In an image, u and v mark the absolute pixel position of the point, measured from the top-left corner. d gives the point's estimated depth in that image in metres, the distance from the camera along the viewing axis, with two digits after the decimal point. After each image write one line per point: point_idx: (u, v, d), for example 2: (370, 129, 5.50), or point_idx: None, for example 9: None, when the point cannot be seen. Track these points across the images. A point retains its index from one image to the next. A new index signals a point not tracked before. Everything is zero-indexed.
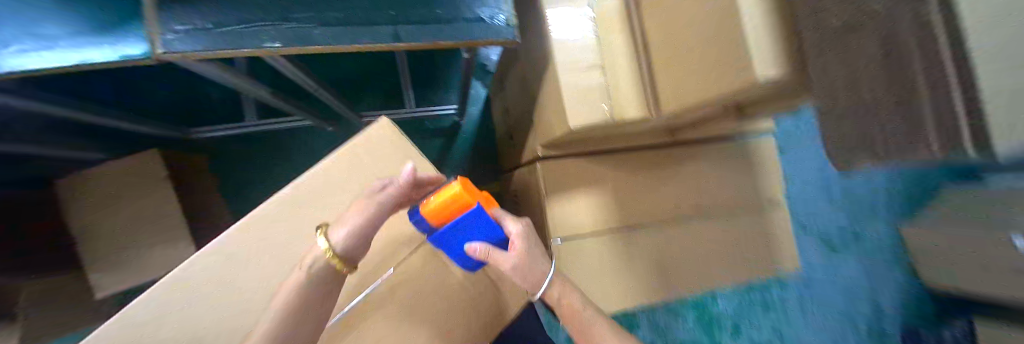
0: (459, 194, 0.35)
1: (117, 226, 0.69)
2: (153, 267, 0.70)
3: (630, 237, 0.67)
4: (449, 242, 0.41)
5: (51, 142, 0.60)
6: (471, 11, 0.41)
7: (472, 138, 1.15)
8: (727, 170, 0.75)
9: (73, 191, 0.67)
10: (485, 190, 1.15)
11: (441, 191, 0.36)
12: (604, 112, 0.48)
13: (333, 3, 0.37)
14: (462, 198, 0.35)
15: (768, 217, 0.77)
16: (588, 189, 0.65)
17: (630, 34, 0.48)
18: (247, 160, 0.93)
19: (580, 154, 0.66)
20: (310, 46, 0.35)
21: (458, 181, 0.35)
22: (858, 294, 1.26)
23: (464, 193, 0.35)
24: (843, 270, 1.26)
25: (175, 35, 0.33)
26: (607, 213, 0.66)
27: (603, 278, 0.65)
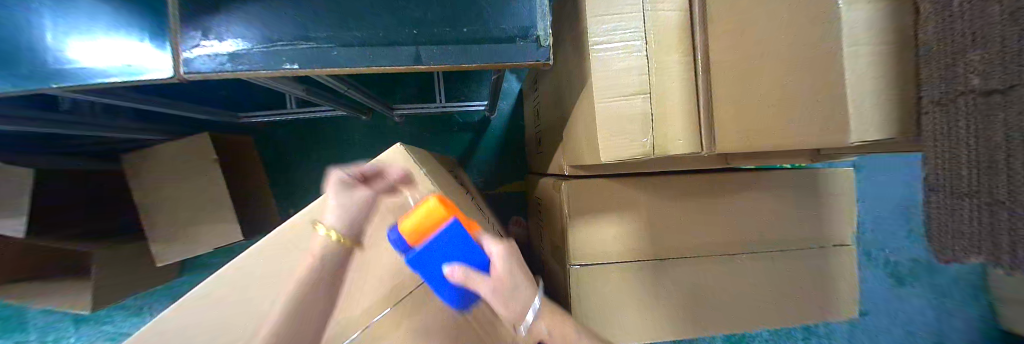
0: (435, 206, 0.27)
1: (173, 202, 0.76)
2: (203, 241, 0.77)
3: (659, 268, 0.61)
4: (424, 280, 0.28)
5: (114, 125, 0.65)
6: (501, 28, 0.36)
7: (501, 134, 1.11)
8: (787, 203, 0.64)
9: (138, 167, 0.75)
10: (511, 188, 1.13)
11: (418, 205, 0.28)
12: (645, 145, 0.42)
13: (352, 19, 0.34)
14: (438, 211, 0.27)
15: (831, 260, 0.66)
16: (618, 214, 0.60)
17: (688, 59, 0.43)
18: (286, 144, 0.98)
19: (612, 176, 0.61)
20: (327, 69, 0.34)
21: (436, 195, 0.28)
22: (917, 328, 1.24)
23: (441, 208, 0.28)
24: (909, 304, 1.23)
25: (202, 55, 0.33)
26: (635, 241, 0.61)
27: (623, 309, 0.61)
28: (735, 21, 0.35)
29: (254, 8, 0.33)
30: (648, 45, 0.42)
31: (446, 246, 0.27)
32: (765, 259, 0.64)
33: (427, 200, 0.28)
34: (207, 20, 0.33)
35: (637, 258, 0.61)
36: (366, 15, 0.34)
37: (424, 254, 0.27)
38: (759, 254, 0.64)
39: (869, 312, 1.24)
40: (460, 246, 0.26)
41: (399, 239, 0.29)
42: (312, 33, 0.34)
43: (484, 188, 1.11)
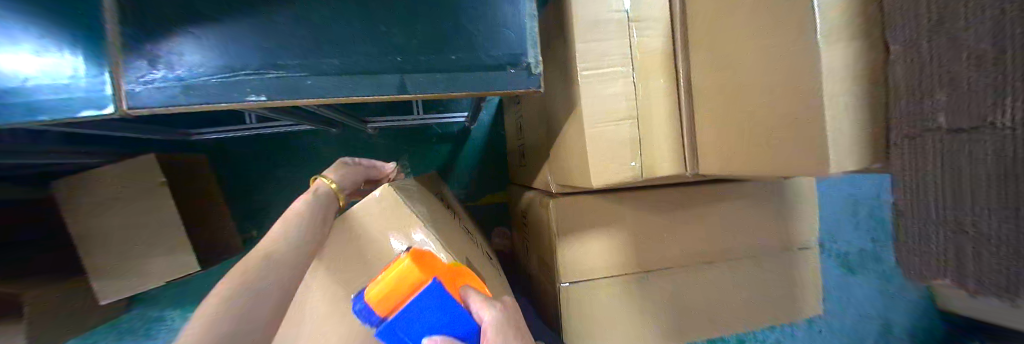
0: (414, 268, 0.25)
1: (118, 232, 0.68)
2: (156, 274, 0.70)
3: (644, 281, 0.63)
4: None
5: (41, 151, 0.57)
6: (489, 55, 0.35)
7: (482, 144, 1.10)
8: (761, 213, 0.67)
9: (73, 195, 0.66)
10: (493, 199, 1.11)
11: (389, 266, 0.25)
12: (633, 168, 0.43)
13: (327, 45, 0.32)
14: (417, 274, 0.25)
15: (799, 264, 0.70)
16: (604, 229, 0.61)
17: (672, 82, 0.44)
18: (251, 160, 0.91)
19: (597, 192, 0.61)
20: (300, 100, 0.31)
21: (411, 252, 0.26)
22: (869, 313, 1.35)
23: (418, 266, 0.25)
24: (860, 291, 1.35)
25: (149, 86, 0.29)
26: (622, 256, 0.61)
27: (610, 323, 0.61)
28: (719, 51, 0.36)
29: (212, 32, 0.30)
30: (635, 70, 0.42)
31: (424, 316, 0.25)
32: (741, 267, 0.67)
33: (400, 259, 0.25)
34: (154, 45, 0.29)
35: (624, 273, 0.61)
36: (343, 41, 0.32)
37: (402, 327, 0.24)
38: (735, 262, 0.67)
39: (826, 300, 1.35)
40: (447, 318, 0.26)
41: (366, 309, 0.25)
42: (282, 61, 0.31)
43: (466, 200, 1.09)
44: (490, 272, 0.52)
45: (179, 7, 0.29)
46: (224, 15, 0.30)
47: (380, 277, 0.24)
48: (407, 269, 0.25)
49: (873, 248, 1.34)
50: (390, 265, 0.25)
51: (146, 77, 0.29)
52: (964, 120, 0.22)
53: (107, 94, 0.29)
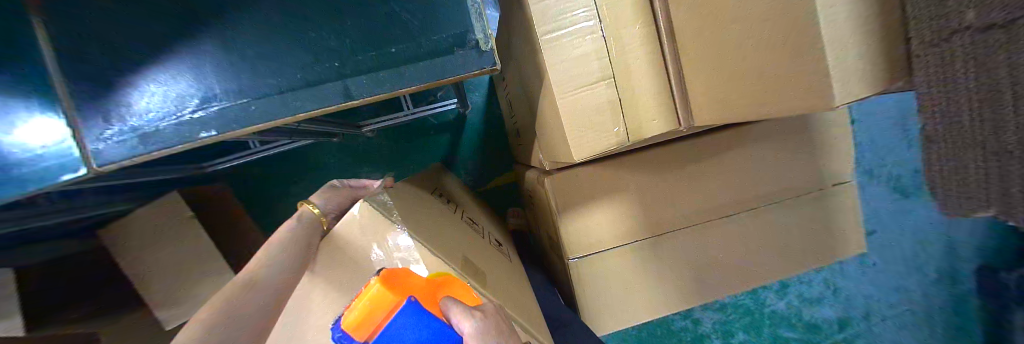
0: (387, 291, 0.21)
1: (166, 267, 0.76)
2: (207, 298, 0.78)
3: (658, 245, 0.60)
4: None
5: None
6: (432, 40, 0.32)
7: (480, 127, 1.08)
8: (783, 152, 0.61)
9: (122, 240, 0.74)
10: (501, 181, 1.10)
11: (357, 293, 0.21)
12: (618, 133, 0.39)
13: (263, 65, 0.30)
14: (390, 296, 0.21)
15: (834, 200, 0.64)
16: (607, 199, 0.58)
17: (650, 28, 0.39)
18: (265, 183, 0.96)
19: (594, 161, 0.58)
20: (251, 127, 0.31)
21: (380, 274, 0.22)
22: (931, 238, 1.23)
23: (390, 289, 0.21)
24: (918, 215, 1.23)
25: (111, 141, 0.30)
26: (630, 222, 0.59)
27: (626, 290, 0.60)
28: None
29: (154, 76, 0.30)
30: (603, 24, 0.38)
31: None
32: (764, 214, 0.62)
33: (369, 285, 0.21)
34: (104, 100, 0.29)
35: (634, 240, 0.59)
36: (278, 58, 0.31)
37: None
38: (757, 211, 0.62)
39: (875, 231, 1.25)
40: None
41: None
42: (225, 92, 0.30)
43: (474, 187, 1.09)
44: (493, 260, 0.52)
45: (114, 57, 0.29)
46: (158, 55, 0.29)
47: (351, 306, 0.21)
48: (378, 296, 0.21)
49: None
50: (358, 295, 0.21)
51: (103, 133, 0.29)
52: (989, 15, 0.17)
53: (73, 157, 0.29)
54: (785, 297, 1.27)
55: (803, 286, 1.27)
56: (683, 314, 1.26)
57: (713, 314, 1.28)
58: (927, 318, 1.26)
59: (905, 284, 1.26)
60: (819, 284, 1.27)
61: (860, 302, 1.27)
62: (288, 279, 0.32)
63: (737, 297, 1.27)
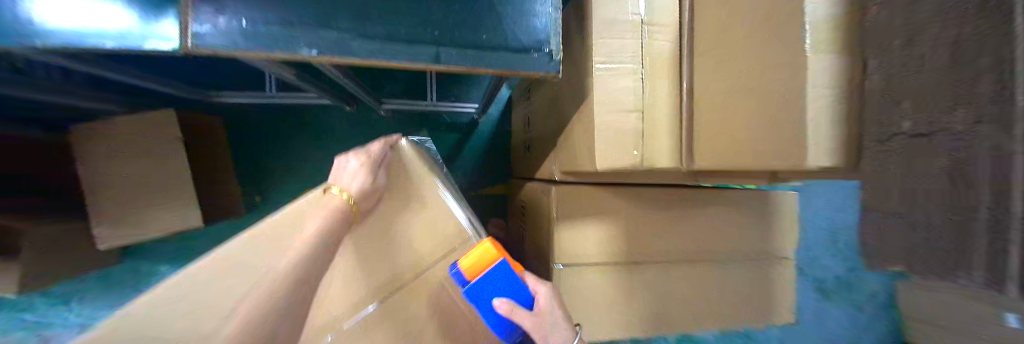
0: (491, 249, 0.37)
1: (125, 182, 0.70)
2: (156, 227, 0.72)
3: (631, 274, 0.66)
4: (479, 305, 0.38)
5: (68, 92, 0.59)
6: (515, 38, 0.39)
7: (488, 137, 1.13)
8: (746, 219, 0.72)
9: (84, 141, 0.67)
10: (491, 191, 1.14)
11: (474, 246, 0.37)
12: (633, 157, 0.47)
13: (375, 12, 0.35)
14: (493, 253, 0.37)
15: (776, 271, 0.74)
16: (599, 219, 0.65)
17: (675, 84, 0.49)
18: (260, 128, 0.93)
19: (597, 184, 0.65)
20: (347, 57, 0.35)
21: (490, 238, 0.38)
22: (843, 339, 1.41)
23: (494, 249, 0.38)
24: (834, 315, 1.41)
25: (202, 27, 0.32)
26: (614, 246, 0.65)
27: (595, 308, 0.65)
28: (717, 57, 0.41)
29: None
30: (643, 68, 0.47)
31: (495, 281, 0.37)
32: (723, 269, 0.71)
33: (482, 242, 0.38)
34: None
35: (614, 262, 0.65)
36: (389, 10, 0.35)
37: (481, 287, 0.37)
38: (718, 264, 0.71)
39: (801, 322, 1.40)
40: (510, 286, 0.38)
41: (460, 272, 0.38)
42: (331, 21, 0.34)
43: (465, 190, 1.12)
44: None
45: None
46: None
47: (470, 254, 0.37)
48: (486, 250, 0.37)
49: (854, 277, 1.41)
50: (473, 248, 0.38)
51: (208, 20, 0.32)
52: (925, 126, 0.25)
53: (172, 31, 0.31)
54: None
55: None
56: None
57: None
58: None
59: None
60: None
61: None
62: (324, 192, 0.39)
63: None
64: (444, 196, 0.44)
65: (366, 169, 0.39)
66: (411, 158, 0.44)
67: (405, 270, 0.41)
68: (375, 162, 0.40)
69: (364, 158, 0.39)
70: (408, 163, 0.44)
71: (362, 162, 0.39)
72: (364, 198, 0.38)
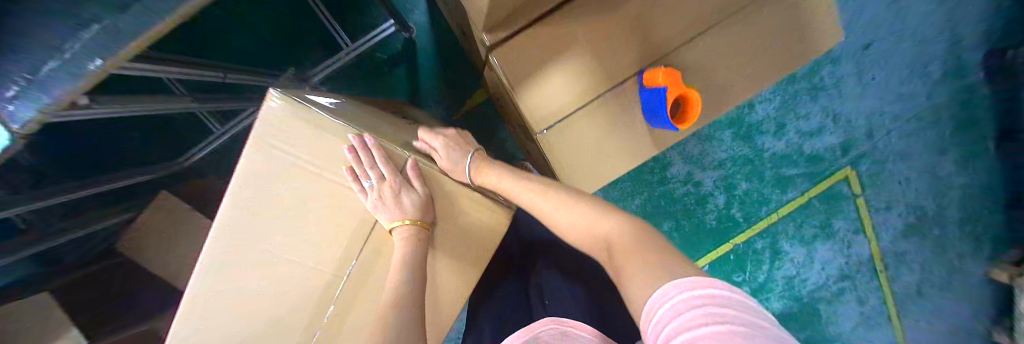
0: (659, 74, 0.52)
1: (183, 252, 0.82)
2: None
3: (618, 100, 0.58)
4: (654, 109, 0.54)
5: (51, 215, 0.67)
6: None
7: (433, 48, 1.04)
8: None
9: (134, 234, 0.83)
10: (471, 103, 1.08)
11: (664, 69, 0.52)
12: None
13: None
14: (658, 74, 0.52)
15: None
16: (556, 62, 0.54)
17: None
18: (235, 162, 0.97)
19: (532, 24, 0.52)
20: (124, 47, 0.31)
21: (663, 69, 0.52)
22: (934, 34, 1.17)
23: (662, 74, 0.51)
24: (913, 12, 1.16)
25: (30, 103, 0.32)
26: (589, 80, 0.56)
27: (597, 151, 0.61)
28: None
29: (84, 18, 0.33)
30: None
31: (656, 94, 0.52)
32: (736, 29, 0.56)
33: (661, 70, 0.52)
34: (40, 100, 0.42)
35: (600, 93, 0.57)
36: None
37: (650, 91, 0.53)
38: (728, 29, 0.55)
39: (873, 42, 1.17)
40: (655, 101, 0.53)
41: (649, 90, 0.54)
42: (88, 48, 0.31)
43: (448, 115, 1.07)
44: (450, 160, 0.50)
45: (34, 0, 0.31)
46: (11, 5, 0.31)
47: (654, 70, 0.53)
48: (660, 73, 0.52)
49: None
50: (654, 70, 0.53)
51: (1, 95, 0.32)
52: None
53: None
54: (784, 136, 1.27)
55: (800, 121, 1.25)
56: (684, 180, 1.32)
57: (714, 173, 1.32)
58: (933, 114, 1.21)
59: (910, 89, 1.20)
60: (819, 113, 1.24)
61: (862, 120, 1.23)
62: (243, 189, 0.36)
63: (733, 151, 1.30)
64: (349, 128, 0.38)
65: (379, 192, 0.38)
66: (295, 105, 0.35)
67: (359, 224, 0.41)
68: (393, 182, 0.39)
69: (360, 167, 0.38)
70: (319, 112, 0.36)
71: (361, 179, 0.38)
72: (304, 177, 0.38)
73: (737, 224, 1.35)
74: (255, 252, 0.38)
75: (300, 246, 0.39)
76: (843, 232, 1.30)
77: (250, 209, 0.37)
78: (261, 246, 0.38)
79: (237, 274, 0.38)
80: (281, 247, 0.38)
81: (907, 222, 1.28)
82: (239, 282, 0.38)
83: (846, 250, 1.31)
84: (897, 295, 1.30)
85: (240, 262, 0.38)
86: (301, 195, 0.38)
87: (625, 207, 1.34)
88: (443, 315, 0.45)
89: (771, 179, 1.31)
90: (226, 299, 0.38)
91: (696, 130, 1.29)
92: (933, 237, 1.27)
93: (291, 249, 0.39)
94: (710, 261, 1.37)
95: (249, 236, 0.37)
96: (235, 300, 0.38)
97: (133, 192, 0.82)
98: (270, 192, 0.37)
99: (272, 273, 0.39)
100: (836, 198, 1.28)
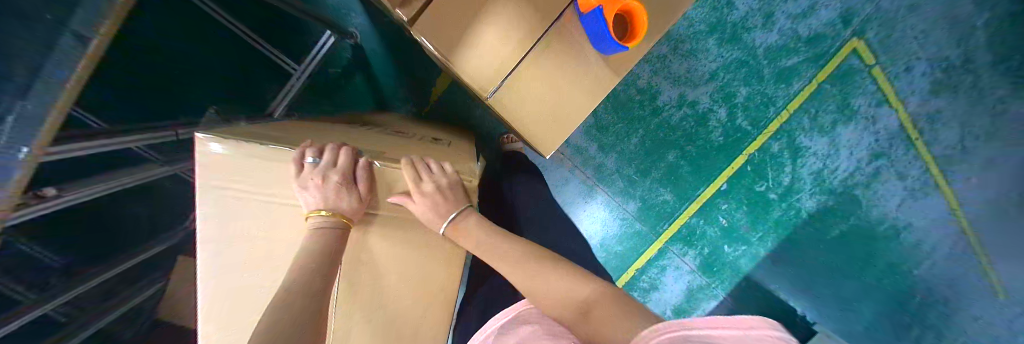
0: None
1: None
2: None
3: (559, 37, 0.54)
4: (599, 34, 0.51)
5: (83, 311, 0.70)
6: None
7: (382, 48, 1.02)
8: None
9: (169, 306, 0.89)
10: (437, 92, 1.05)
11: None
12: None
13: None
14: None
15: None
16: (480, 19, 0.51)
17: None
18: None
19: None
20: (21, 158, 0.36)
21: None
22: None
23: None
24: None
25: None
26: (521, 24, 0.52)
27: (553, 99, 0.59)
28: None
29: None
30: None
31: (594, 19, 0.49)
32: None
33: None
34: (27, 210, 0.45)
35: (540, 35, 0.53)
36: None
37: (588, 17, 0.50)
38: None
39: None
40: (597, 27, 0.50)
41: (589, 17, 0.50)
42: None
43: (418, 111, 1.06)
44: (399, 151, 0.52)
45: None
46: None
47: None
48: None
49: None
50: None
51: None
52: None
53: None
54: (773, 26, 1.17)
55: (787, 4, 1.14)
56: (677, 103, 1.26)
57: (708, 87, 1.24)
58: None
59: None
60: None
61: None
62: (208, 226, 0.39)
63: (723, 60, 1.21)
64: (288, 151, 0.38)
65: (321, 175, 0.37)
66: (226, 139, 0.35)
67: None
68: (346, 188, 0.39)
69: (313, 154, 0.39)
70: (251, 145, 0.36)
71: (308, 166, 0.38)
72: (259, 209, 0.40)
73: (746, 134, 1.28)
74: (241, 273, 0.41)
75: (280, 263, 0.41)
76: (865, 108, 1.20)
77: (223, 238, 0.40)
78: (244, 267, 0.41)
79: (229, 294, 0.41)
80: (256, 268, 0.41)
81: (933, 80, 1.16)
82: (234, 300, 0.41)
83: (872, 125, 1.21)
84: (944, 160, 1.21)
85: (229, 283, 0.41)
86: (254, 224, 0.40)
87: (623, 150, 1.31)
88: (435, 293, 0.49)
89: (770, 76, 1.22)
90: (227, 317, 0.42)
91: (676, 47, 1.21)
92: (973, 89, 1.15)
93: (272, 267, 0.41)
94: (724, 178, 1.33)
95: (231, 260, 0.41)
96: (236, 317, 0.42)
97: (156, 265, 0.86)
98: (233, 224, 0.40)
99: (259, 290, 0.42)
100: (848, 75, 1.18)
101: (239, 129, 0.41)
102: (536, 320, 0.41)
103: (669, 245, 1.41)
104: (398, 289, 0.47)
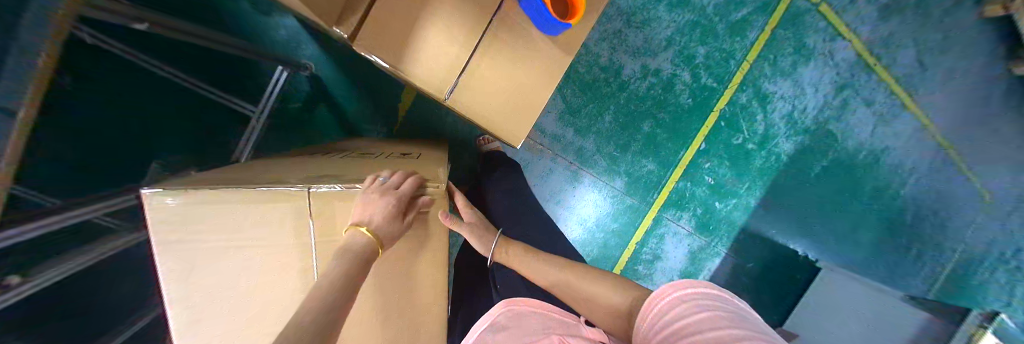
0: None
1: None
2: None
3: (503, 28, 0.55)
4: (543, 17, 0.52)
5: None
6: None
7: (340, 74, 1.01)
8: None
9: None
10: (404, 107, 1.05)
11: None
12: None
13: None
14: None
15: None
16: (420, 24, 0.52)
17: None
18: None
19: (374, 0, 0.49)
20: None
21: None
22: None
23: None
24: None
25: None
26: (462, 23, 0.53)
27: (511, 89, 0.59)
28: None
29: None
30: None
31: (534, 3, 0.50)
32: None
33: None
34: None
35: (483, 31, 0.54)
36: None
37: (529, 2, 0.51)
38: None
39: None
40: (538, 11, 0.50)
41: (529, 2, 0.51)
42: None
43: (389, 129, 1.05)
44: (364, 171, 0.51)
45: None
46: None
47: None
48: None
49: None
50: None
51: None
52: None
53: None
54: None
55: None
56: (641, 74, 1.29)
57: (669, 54, 1.27)
58: None
59: None
60: None
61: None
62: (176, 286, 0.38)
63: (677, 25, 1.24)
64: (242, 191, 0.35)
65: None
66: (178, 191, 0.33)
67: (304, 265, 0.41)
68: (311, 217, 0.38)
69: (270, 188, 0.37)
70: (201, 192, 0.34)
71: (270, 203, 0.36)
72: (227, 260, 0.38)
73: (713, 92, 1.31)
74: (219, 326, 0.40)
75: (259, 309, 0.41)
76: (820, 45, 1.25)
77: (194, 294, 0.39)
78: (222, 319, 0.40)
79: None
80: (235, 318, 0.40)
81: (878, 7, 1.22)
82: None
83: (831, 60, 1.26)
84: (902, 79, 1.27)
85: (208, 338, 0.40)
86: (224, 275, 0.39)
87: (599, 129, 1.33)
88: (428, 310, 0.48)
89: (724, 32, 1.26)
90: None
91: (629, 21, 1.23)
92: (912, 8, 1.23)
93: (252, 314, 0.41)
94: (702, 139, 1.36)
95: (207, 315, 0.40)
96: None
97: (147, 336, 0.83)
98: (202, 278, 0.38)
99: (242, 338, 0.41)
100: (797, 17, 1.23)
101: (195, 179, 0.40)
102: (512, 323, 0.43)
103: (662, 212, 1.44)
104: (389, 313, 0.45)
